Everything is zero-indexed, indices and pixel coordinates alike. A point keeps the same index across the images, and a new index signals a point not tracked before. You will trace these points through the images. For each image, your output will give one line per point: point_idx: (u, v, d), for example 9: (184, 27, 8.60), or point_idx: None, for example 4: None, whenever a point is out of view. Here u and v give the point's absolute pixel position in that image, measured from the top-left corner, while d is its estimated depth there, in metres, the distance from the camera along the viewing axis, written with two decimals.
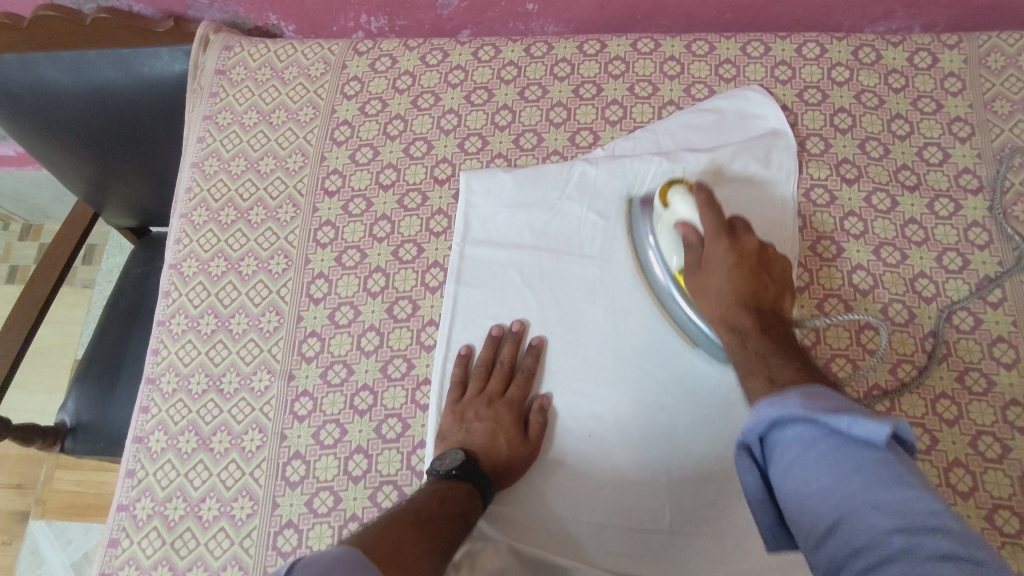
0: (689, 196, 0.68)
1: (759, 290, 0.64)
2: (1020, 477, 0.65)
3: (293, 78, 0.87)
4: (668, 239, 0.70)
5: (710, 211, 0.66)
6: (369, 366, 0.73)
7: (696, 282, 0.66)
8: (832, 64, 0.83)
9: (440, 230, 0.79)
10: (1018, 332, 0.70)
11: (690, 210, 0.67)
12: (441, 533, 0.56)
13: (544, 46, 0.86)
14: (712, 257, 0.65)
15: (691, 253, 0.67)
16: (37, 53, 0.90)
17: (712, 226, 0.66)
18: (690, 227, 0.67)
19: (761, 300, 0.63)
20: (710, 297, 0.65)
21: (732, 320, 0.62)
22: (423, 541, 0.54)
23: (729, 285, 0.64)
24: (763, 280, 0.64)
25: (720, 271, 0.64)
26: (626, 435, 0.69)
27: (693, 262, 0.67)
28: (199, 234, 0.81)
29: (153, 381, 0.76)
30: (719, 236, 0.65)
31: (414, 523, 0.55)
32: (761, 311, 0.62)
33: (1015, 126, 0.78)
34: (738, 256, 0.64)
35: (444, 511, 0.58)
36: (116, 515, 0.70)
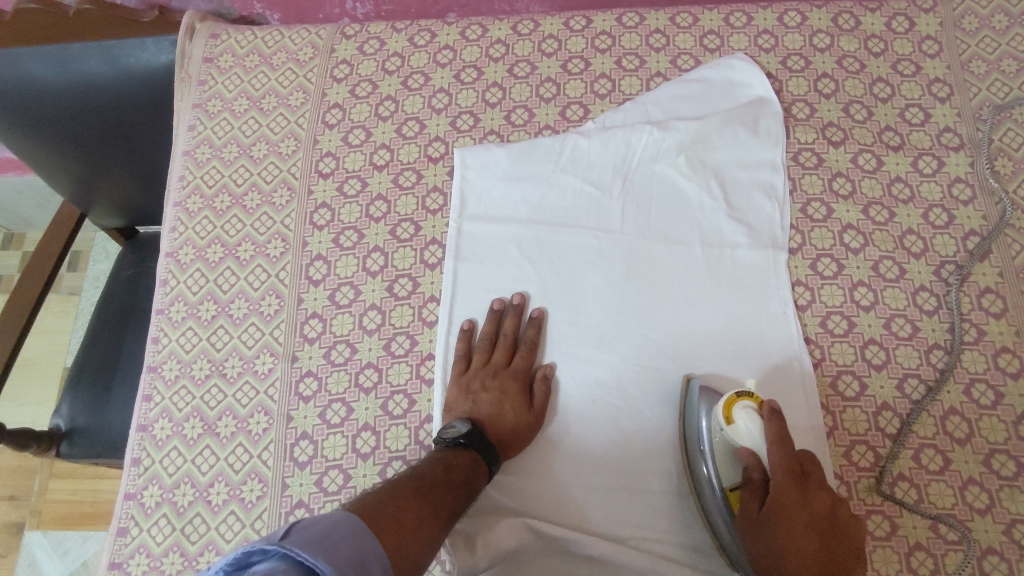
0: (759, 421, 0.58)
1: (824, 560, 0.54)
2: (1014, 422, 0.67)
3: (282, 63, 0.87)
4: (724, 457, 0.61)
5: (781, 451, 0.56)
6: (373, 344, 0.73)
7: (750, 530, 0.57)
8: (813, 32, 0.85)
9: (436, 208, 0.79)
10: (1003, 282, 0.72)
11: (758, 437, 0.57)
12: (443, 500, 0.57)
13: (531, 24, 0.87)
14: (775, 508, 0.55)
15: (751, 489, 0.57)
16: (19, 48, 0.87)
17: (784, 472, 0.55)
18: (755, 459, 0.57)
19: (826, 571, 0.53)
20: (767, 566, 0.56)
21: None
22: (424, 508, 0.55)
23: (795, 556, 0.54)
24: (834, 543, 0.54)
25: (782, 529, 0.55)
26: (631, 402, 0.70)
27: (751, 508, 0.57)
28: (194, 221, 0.81)
29: (154, 370, 0.75)
30: (789, 487, 0.55)
31: (416, 490, 0.56)
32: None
33: (992, 85, 0.81)
34: (807, 514, 0.55)
35: (447, 479, 0.59)
36: (124, 505, 0.70)
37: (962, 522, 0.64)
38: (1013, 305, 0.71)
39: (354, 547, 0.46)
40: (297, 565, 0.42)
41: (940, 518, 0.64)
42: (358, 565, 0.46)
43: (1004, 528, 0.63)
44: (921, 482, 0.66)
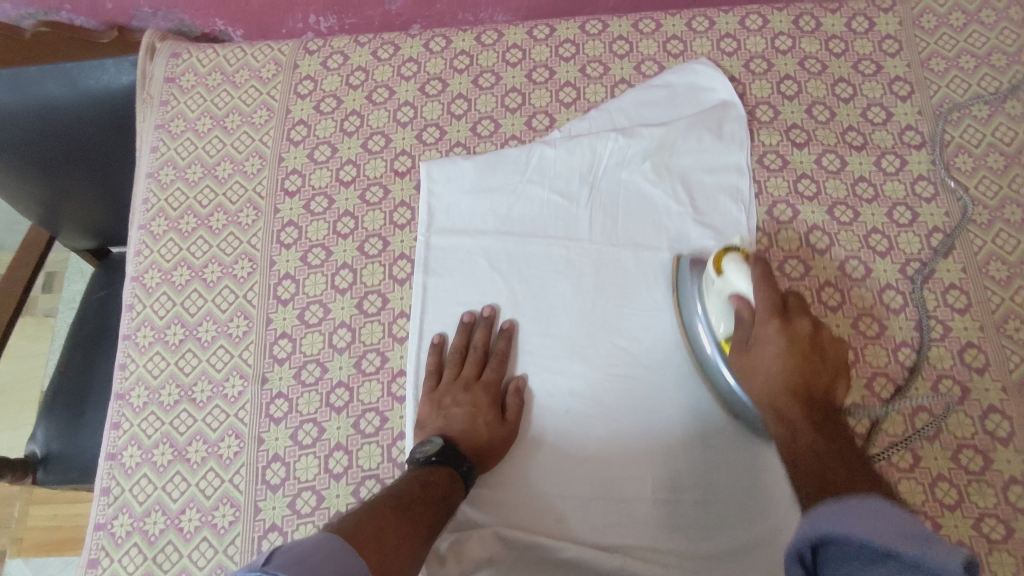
0: (745, 267, 0.64)
1: (808, 380, 0.60)
2: (981, 416, 0.68)
3: (245, 81, 0.86)
4: (719, 309, 0.67)
5: (764, 288, 0.62)
6: (343, 362, 0.73)
7: (743, 363, 0.63)
8: (774, 34, 0.85)
9: (404, 222, 0.79)
10: (967, 277, 0.73)
11: (747, 283, 0.64)
12: (423, 517, 0.57)
13: (494, 34, 0.87)
14: (761, 341, 0.62)
15: (740, 329, 0.64)
16: None
17: (768, 307, 0.62)
18: (744, 302, 0.64)
19: (808, 388, 0.60)
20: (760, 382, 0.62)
21: (781, 410, 0.60)
22: (405, 525, 0.54)
23: (779, 370, 0.60)
24: (815, 365, 0.60)
25: (769, 352, 0.61)
26: (604, 410, 0.70)
27: (741, 346, 0.64)
28: (159, 244, 0.80)
29: (122, 397, 0.74)
30: (771, 320, 0.62)
31: (396, 508, 0.56)
32: (814, 405, 0.59)
33: (951, 82, 0.82)
34: (789, 343, 0.61)
35: (425, 495, 0.59)
36: (94, 535, 0.69)
37: (931, 517, 0.64)
38: (976, 301, 0.72)
39: (338, 567, 0.45)
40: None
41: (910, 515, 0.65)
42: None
43: (972, 523, 0.64)
44: (891, 479, 0.66)
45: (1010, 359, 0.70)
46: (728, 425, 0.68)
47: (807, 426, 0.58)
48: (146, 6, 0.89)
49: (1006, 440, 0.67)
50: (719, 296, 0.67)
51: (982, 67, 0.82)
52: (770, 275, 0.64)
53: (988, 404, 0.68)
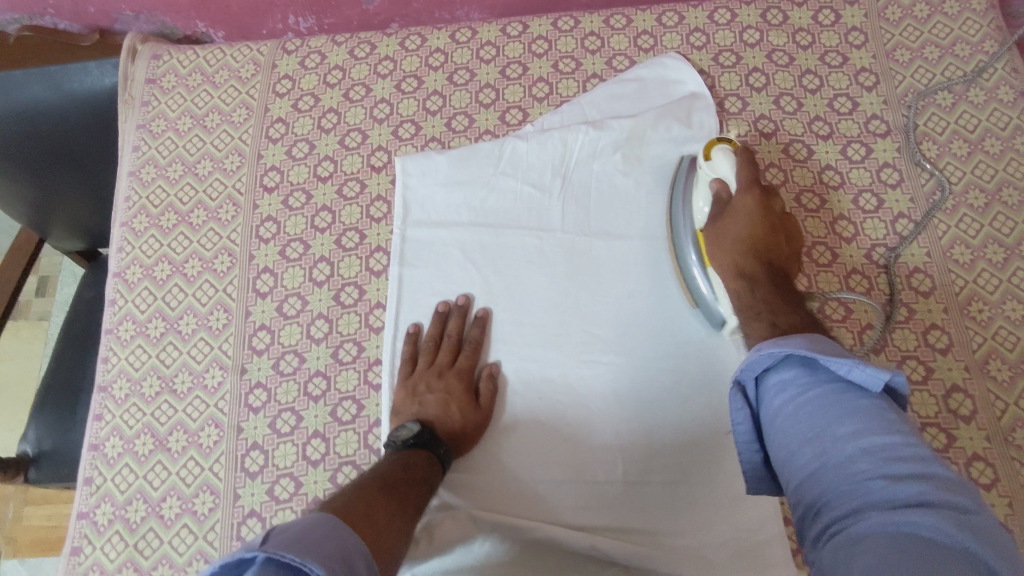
0: (732, 153, 0.69)
1: (771, 243, 0.66)
2: (944, 395, 0.69)
3: (224, 81, 0.88)
4: (701, 191, 0.71)
5: (748, 167, 0.68)
6: (321, 353, 0.74)
7: (715, 230, 0.68)
8: (742, 27, 0.87)
9: (380, 216, 0.80)
10: (931, 261, 0.75)
11: (729, 166, 0.68)
12: (409, 496, 0.59)
13: (468, 31, 0.89)
14: (736, 209, 0.67)
15: (718, 204, 0.69)
16: None
17: (748, 182, 0.67)
18: (724, 183, 0.68)
19: (769, 250, 0.65)
20: (728, 243, 0.66)
21: (742, 269, 0.65)
22: (392, 504, 0.56)
23: (747, 233, 0.66)
24: (778, 234, 0.66)
25: (742, 218, 0.66)
26: (574, 392, 0.71)
27: (715, 216, 0.68)
28: (141, 240, 0.82)
29: (105, 389, 0.76)
30: (750, 191, 0.66)
31: (382, 488, 0.57)
32: (772, 265, 0.65)
33: (915, 72, 0.83)
34: (764, 211, 0.66)
35: (407, 477, 0.60)
36: (77, 524, 0.70)
37: None
38: (941, 284, 0.74)
39: (336, 545, 0.46)
40: (281, 567, 0.42)
41: None
42: (345, 561, 0.45)
43: None
44: None
45: (973, 339, 0.71)
46: (697, 413, 0.70)
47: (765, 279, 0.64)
48: (128, 9, 0.92)
49: (969, 418, 0.68)
50: (703, 181, 0.71)
51: (945, 56, 0.84)
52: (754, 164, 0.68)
53: (951, 382, 0.70)
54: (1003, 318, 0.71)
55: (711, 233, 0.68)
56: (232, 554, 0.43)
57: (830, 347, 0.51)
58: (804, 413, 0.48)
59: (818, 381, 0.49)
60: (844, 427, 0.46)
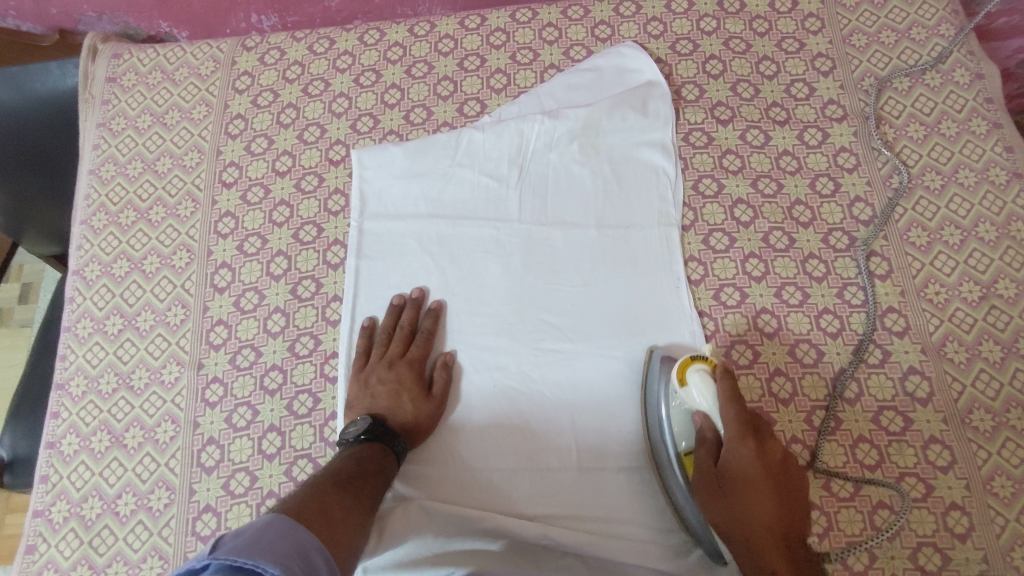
0: (711, 382, 0.61)
1: (784, 515, 0.57)
2: (900, 378, 0.69)
3: (184, 78, 0.88)
4: (681, 422, 0.63)
5: (734, 408, 0.59)
6: (277, 346, 0.74)
7: (709, 490, 0.60)
8: (699, 16, 0.87)
9: (338, 209, 0.80)
10: (887, 244, 0.74)
11: (710, 400, 0.61)
12: (364, 489, 0.58)
13: (427, 25, 0.89)
14: (733, 464, 0.58)
15: (705, 449, 0.61)
16: None
17: (735, 426, 0.58)
18: (708, 422, 0.61)
19: (784, 521, 0.57)
20: (733, 510, 0.58)
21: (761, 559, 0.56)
22: (347, 498, 0.56)
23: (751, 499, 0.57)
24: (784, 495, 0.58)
25: (741, 480, 0.58)
26: (528, 382, 0.71)
27: (708, 470, 0.60)
28: (100, 238, 0.82)
29: (62, 387, 0.76)
30: (745, 442, 0.58)
31: (336, 483, 0.57)
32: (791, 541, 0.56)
33: (872, 57, 0.83)
34: (766, 468, 0.58)
35: (360, 470, 0.60)
36: (32, 522, 0.70)
37: (852, 479, 0.65)
38: (898, 266, 0.73)
39: (291, 543, 0.46)
40: (235, 571, 0.41)
41: (831, 477, 0.66)
42: (301, 557, 0.46)
43: (892, 482, 0.65)
44: (812, 443, 0.67)
45: (930, 322, 0.71)
46: None
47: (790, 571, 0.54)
48: (90, 10, 0.92)
49: (925, 401, 0.68)
50: (683, 407, 0.63)
51: (902, 40, 0.84)
52: (737, 393, 0.60)
53: (908, 366, 0.69)
54: (959, 300, 0.71)
55: (706, 494, 0.60)
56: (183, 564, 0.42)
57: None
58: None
59: None
60: None
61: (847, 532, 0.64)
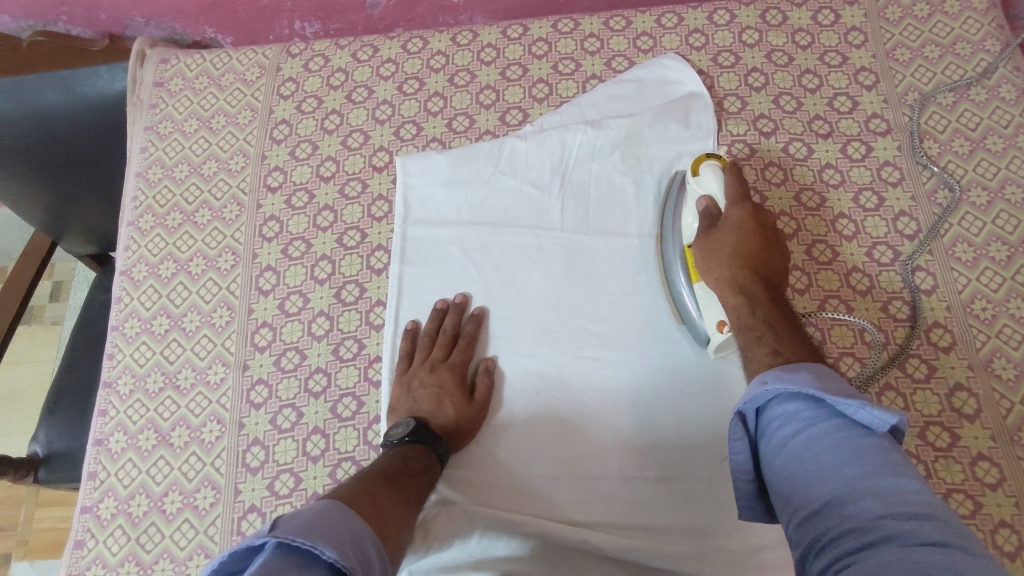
0: (721, 169, 0.68)
1: (767, 265, 0.64)
2: (947, 394, 0.68)
3: (230, 83, 0.90)
4: (688, 206, 0.71)
5: (738, 182, 0.67)
6: (321, 350, 0.75)
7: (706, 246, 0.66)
8: (741, 28, 0.87)
9: (382, 215, 0.81)
10: (933, 259, 0.74)
11: (717, 182, 0.67)
12: (410, 486, 0.59)
13: (470, 34, 0.90)
14: (729, 222, 0.66)
15: (707, 218, 0.67)
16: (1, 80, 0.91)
17: (735, 194, 0.66)
18: (713, 201, 0.68)
19: (766, 268, 0.63)
20: (723, 258, 0.64)
21: (742, 285, 0.62)
22: (395, 493, 0.56)
23: (740, 246, 0.64)
24: (771, 251, 0.64)
25: (736, 234, 0.65)
26: (569, 388, 0.71)
27: (706, 231, 0.67)
28: (147, 239, 0.83)
29: (110, 385, 0.77)
30: (742, 204, 0.66)
31: (383, 478, 0.57)
32: (773, 287, 0.63)
33: (916, 71, 0.83)
34: (757, 226, 0.65)
35: (405, 470, 0.60)
36: (80, 518, 0.71)
37: None
38: (943, 281, 0.73)
39: (346, 529, 0.46)
40: (293, 551, 0.42)
41: None
42: (356, 542, 0.45)
43: (940, 498, 0.65)
44: None
45: (977, 337, 0.70)
46: (698, 419, 0.69)
47: (766, 297, 0.61)
48: (139, 16, 0.94)
49: (973, 417, 0.67)
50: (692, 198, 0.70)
51: (946, 55, 0.83)
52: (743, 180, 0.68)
53: (954, 381, 0.69)
54: (1007, 316, 0.71)
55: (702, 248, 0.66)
56: (244, 540, 0.43)
57: (835, 379, 0.50)
58: (813, 448, 0.47)
59: (822, 418, 0.48)
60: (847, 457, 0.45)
61: None
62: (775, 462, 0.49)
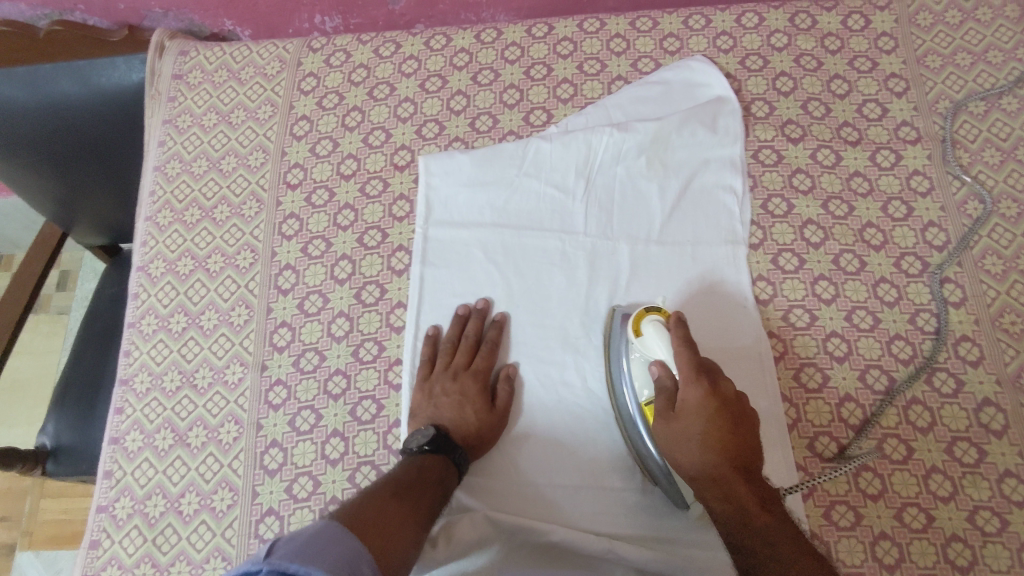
0: (665, 330, 0.63)
1: (741, 450, 0.58)
2: (975, 409, 0.68)
3: (250, 77, 0.89)
4: (639, 372, 0.64)
5: (687, 352, 0.61)
6: (341, 351, 0.74)
7: (669, 434, 0.60)
8: (770, 32, 0.86)
9: (403, 215, 0.80)
10: (962, 271, 0.73)
11: (667, 349, 0.62)
12: (421, 501, 0.58)
13: (494, 32, 0.88)
14: (689, 408, 0.59)
15: (663, 397, 0.61)
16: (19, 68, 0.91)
17: (689, 373, 0.60)
18: (666, 371, 0.61)
19: (739, 453, 0.58)
20: (696, 455, 0.58)
21: (726, 488, 0.57)
22: (404, 508, 0.55)
23: (710, 440, 0.58)
24: (741, 432, 0.59)
25: (702, 426, 0.58)
26: (594, 398, 0.70)
27: (668, 416, 0.60)
28: (164, 235, 0.82)
29: (126, 383, 0.76)
30: (696, 382, 0.60)
31: (394, 492, 0.57)
32: (749, 474, 0.58)
33: (947, 79, 0.82)
34: (719, 405, 0.59)
35: (419, 481, 0.59)
36: (96, 517, 0.71)
37: (926, 511, 0.64)
38: (972, 294, 0.72)
39: (341, 551, 0.46)
40: None
41: (903, 507, 0.65)
42: (350, 563, 0.46)
43: (967, 515, 0.64)
44: (884, 473, 0.66)
45: (1005, 352, 0.69)
46: None
47: (742, 492, 0.56)
48: (157, 7, 0.92)
49: (1001, 433, 0.66)
50: (642, 358, 0.64)
51: (978, 63, 0.82)
52: (690, 337, 0.62)
53: (982, 396, 0.68)
54: None
55: (669, 440, 0.60)
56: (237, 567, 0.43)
57: None
58: None
59: None
60: None
61: (920, 564, 0.63)
62: None
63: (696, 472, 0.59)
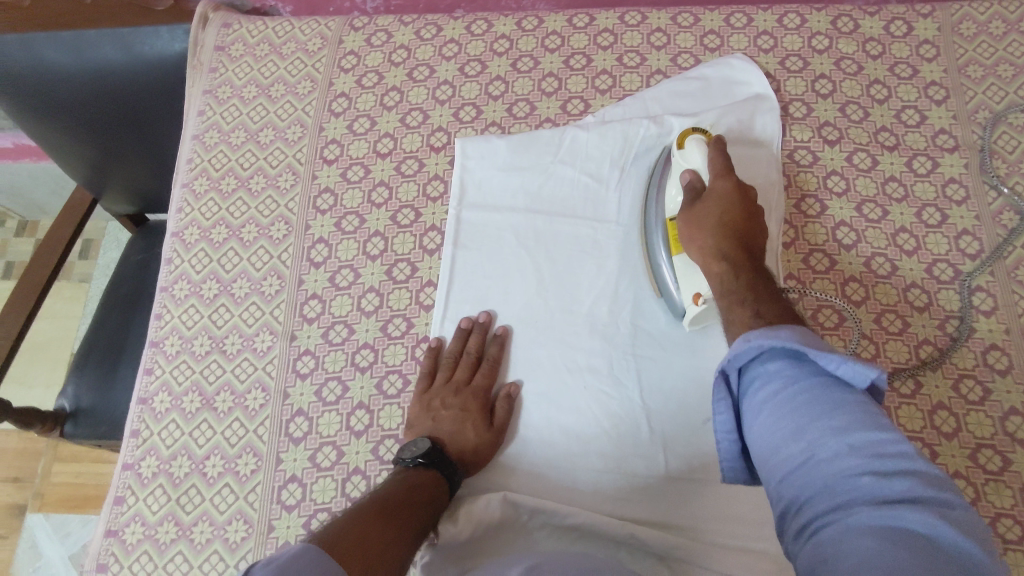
0: (705, 144, 0.69)
1: (747, 234, 0.63)
2: (1001, 418, 0.67)
3: (291, 53, 0.90)
4: (673, 178, 0.71)
5: (722, 156, 0.67)
6: (370, 325, 0.75)
7: (689, 215, 0.66)
8: (811, 34, 0.86)
9: (437, 195, 0.81)
10: (995, 281, 0.73)
11: (702, 158, 0.68)
12: (410, 520, 0.56)
13: (535, 20, 0.89)
14: (715, 193, 0.65)
15: (691, 189, 0.67)
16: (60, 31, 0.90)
17: (720, 167, 0.66)
18: (697, 175, 0.68)
19: (747, 235, 0.63)
20: (711, 226, 0.64)
21: (725, 253, 0.62)
22: (389, 530, 0.53)
23: (723, 217, 0.64)
24: (753, 222, 0.64)
25: (720, 205, 0.64)
26: (621, 386, 0.70)
27: (692, 200, 0.67)
28: (200, 202, 0.83)
29: (156, 344, 0.77)
30: (727, 176, 0.66)
31: (382, 509, 0.55)
32: (752, 255, 0.62)
33: (988, 89, 0.82)
34: (740, 195, 0.65)
35: (409, 498, 0.58)
36: (122, 474, 0.72)
37: None
38: (1004, 303, 0.72)
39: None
40: None
41: None
42: None
43: (988, 522, 0.64)
44: None
45: None
46: None
47: (741, 259, 0.61)
48: None
49: None
50: (677, 170, 0.71)
51: (1021, 75, 0.82)
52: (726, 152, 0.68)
53: (1009, 406, 0.68)
54: None
55: (687, 216, 0.66)
56: None
57: (817, 340, 0.49)
58: (795, 411, 0.45)
59: (807, 378, 0.47)
60: (835, 431, 0.43)
61: None
62: (753, 430, 0.48)
63: (705, 239, 0.64)
